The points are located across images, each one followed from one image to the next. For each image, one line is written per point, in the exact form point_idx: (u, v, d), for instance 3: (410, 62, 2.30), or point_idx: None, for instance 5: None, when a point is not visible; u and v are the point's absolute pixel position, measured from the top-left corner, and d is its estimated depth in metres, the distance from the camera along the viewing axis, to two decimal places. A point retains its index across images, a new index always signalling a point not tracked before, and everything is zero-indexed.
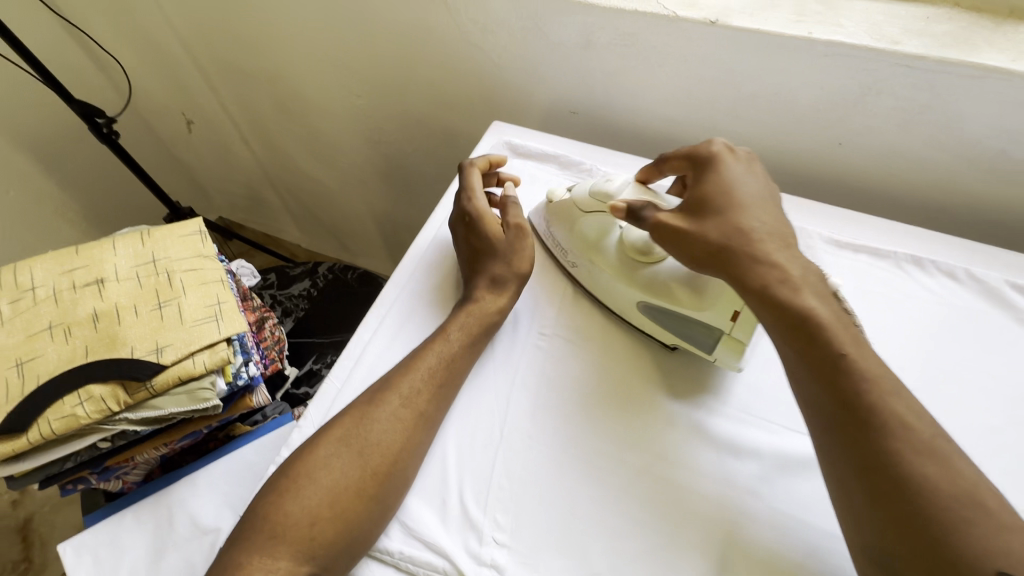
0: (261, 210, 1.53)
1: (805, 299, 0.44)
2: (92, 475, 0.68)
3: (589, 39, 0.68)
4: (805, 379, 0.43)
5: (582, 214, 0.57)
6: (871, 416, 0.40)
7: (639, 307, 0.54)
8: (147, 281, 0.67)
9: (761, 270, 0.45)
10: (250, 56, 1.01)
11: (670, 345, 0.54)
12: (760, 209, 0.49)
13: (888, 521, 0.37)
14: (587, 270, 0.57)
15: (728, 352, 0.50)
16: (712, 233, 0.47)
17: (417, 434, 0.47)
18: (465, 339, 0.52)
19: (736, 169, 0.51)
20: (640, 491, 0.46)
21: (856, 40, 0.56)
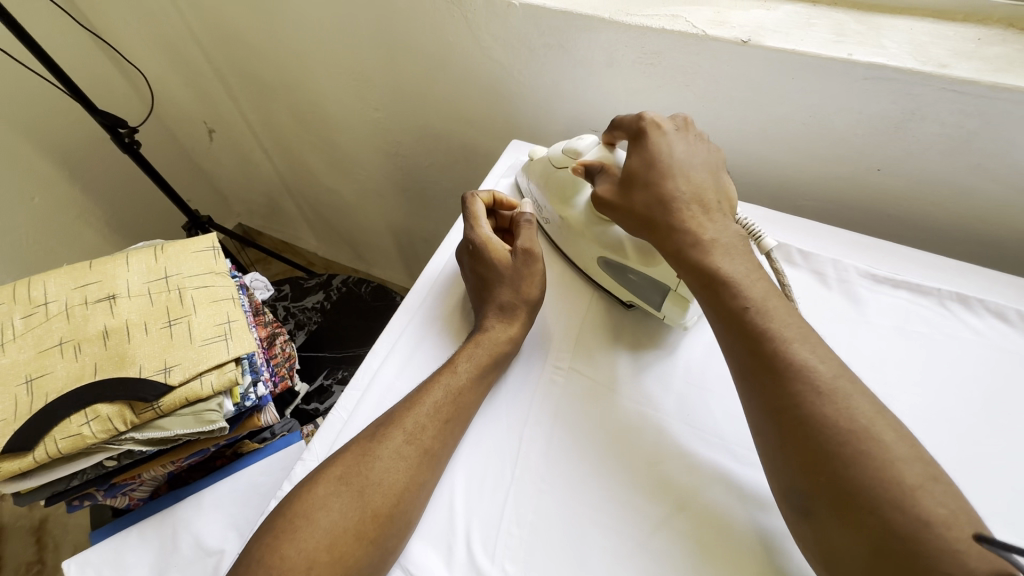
0: (279, 218, 1.54)
1: (715, 259, 0.45)
2: (98, 492, 0.67)
3: (612, 57, 0.66)
4: (737, 356, 0.42)
5: (553, 169, 0.60)
6: (791, 384, 0.39)
7: (601, 263, 0.57)
8: (158, 298, 0.66)
9: (680, 233, 0.47)
10: (270, 67, 1.01)
11: (625, 301, 0.57)
12: (686, 172, 0.50)
13: (822, 493, 0.36)
14: (560, 226, 0.60)
15: (675, 308, 0.52)
16: (638, 203, 0.49)
17: (421, 472, 0.45)
18: (474, 372, 0.50)
19: (666, 136, 0.52)
20: (660, 546, 0.43)
21: (900, 63, 0.53)
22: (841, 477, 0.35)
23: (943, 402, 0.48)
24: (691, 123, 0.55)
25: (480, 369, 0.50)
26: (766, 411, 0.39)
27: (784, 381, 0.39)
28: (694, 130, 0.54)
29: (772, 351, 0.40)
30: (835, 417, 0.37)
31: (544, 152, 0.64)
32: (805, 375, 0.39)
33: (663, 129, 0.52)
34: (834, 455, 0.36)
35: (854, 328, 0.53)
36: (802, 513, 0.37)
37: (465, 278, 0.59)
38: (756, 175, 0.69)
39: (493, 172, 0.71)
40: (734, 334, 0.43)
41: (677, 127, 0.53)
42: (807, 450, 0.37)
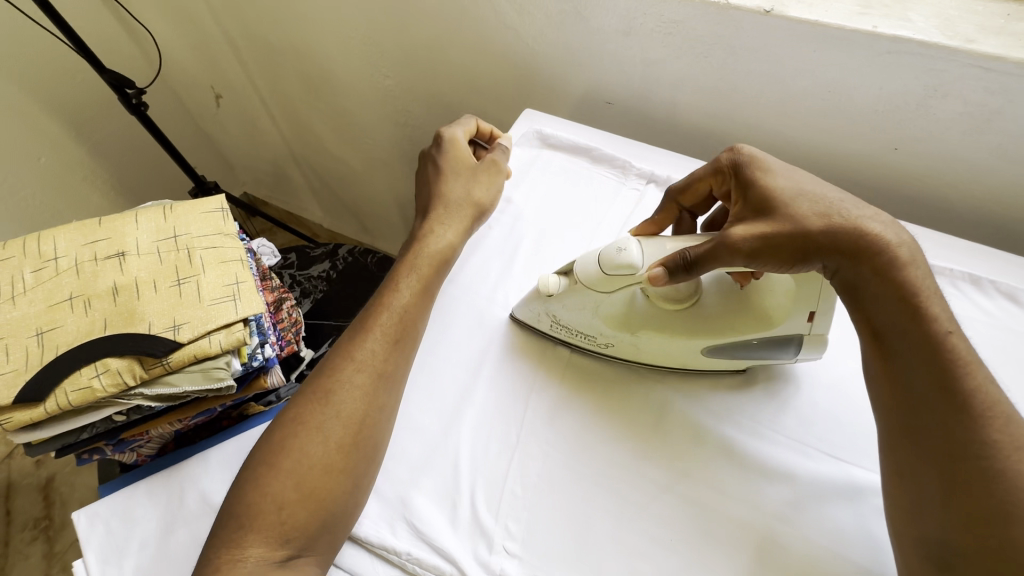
0: (286, 188, 1.53)
1: (912, 276, 0.40)
2: (107, 446, 0.68)
3: (632, 26, 0.65)
4: (913, 392, 0.38)
5: (598, 295, 0.47)
6: (984, 433, 0.36)
7: (704, 352, 0.48)
8: (167, 257, 0.66)
9: (874, 249, 0.41)
10: (280, 31, 0.99)
11: (742, 368, 0.51)
12: (830, 185, 0.46)
13: (981, 549, 0.33)
14: (631, 342, 0.49)
15: (810, 349, 0.48)
16: (814, 222, 0.42)
17: (376, 394, 0.46)
18: (415, 293, 0.51)
19: (779, 159, 0.48)
20: (662, 510, 0.44)
21: (926, 37, 0.52)
22: (1014, 542, 0.33)
23: None
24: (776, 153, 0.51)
25: (420, 288, 0.51)
26: (937, 455, 0.36)
27: (976, 426, 0.36)
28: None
29: (965, 390, 0.37)
30: None
31: (555, 279, 0.48)
32: (1001, 426, 0.36)
33: (767, 157, 0.48)
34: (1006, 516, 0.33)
35: None
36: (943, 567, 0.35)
37: (420, 187, 0.60)
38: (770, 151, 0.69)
39: None
40: (913, 367, 0.39)
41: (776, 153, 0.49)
42: (982, 505, 0.34)
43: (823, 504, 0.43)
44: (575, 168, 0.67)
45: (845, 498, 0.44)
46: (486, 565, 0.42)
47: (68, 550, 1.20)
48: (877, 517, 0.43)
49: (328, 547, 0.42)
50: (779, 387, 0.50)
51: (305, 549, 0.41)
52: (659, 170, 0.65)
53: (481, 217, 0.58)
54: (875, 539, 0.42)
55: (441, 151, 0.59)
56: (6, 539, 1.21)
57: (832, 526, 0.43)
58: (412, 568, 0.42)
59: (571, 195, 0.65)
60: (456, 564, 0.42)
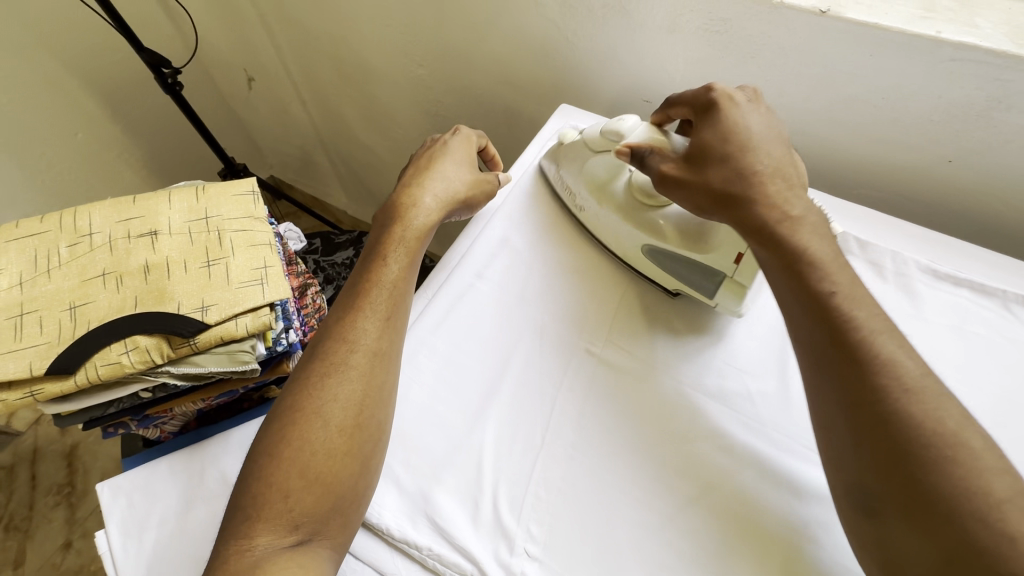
0: (312, 173, 1.54)
1: (802, 238, 0.42)
2: (132, 421, 0.69)
3: (676, 22, 0.63)
4: (820, 349, 0.39)
5: (592, 153, 0.57)
6: (873, 377, 0.37)
7: (643, 250, 0.54)
8: (198, 238, 0.67)
9: (762, 212, 0.43)
10: (316, 16, 0.99)
11: (672, 291, 0.54)
12: (765, 147, 0.46)
13: (893, 493, 0.34)
14: (595, 214, 0.57)
15: (729, 296, 0.50)
16: (717, 181, 0.45)
17: (374, 372, 0.45)
18: (404, 268, 0.50)
19: (741, 107, 0.47)
20: (688, 524, 0.43)
21: (994, 45, 0.49)
22: (921, 480, 0.34)
23: (996, 408, 0.46)
24: (761, 95, 0.51)
25: (407, 260, 0.51)
26: (845, 405, 0.37)
27: (866, 372, 0.37)
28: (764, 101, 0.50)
29: (855, 339, 0.38)
30: (921, 416, 0.35)
31: (575, 136, 0.61)
32: (890, 369, 0.37)
33: (736, 99, 0.48)
34: (922, 464, 0.34)
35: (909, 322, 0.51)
36: (866, 512, 0.36)
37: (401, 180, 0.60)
38: (814, 158, 0.66)
39: (540, 136, 0.69)
40: (810, 321, 0.40)
41: (749, 98, 0.49)
42: (883, 446, 0.35)
43: None
44: None
45: None
46: (507, 567, 0.41)
47: (89, 517, 1.23)
48: None
49: (341, 531, 0.41)
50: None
51: (316, 534, 0.40)
52: None
53: (465, 210, 0.58)
54: None
55: (441, 141, 0.60)
56: (30, 503, 1.24)
57: None
58: (433, 564, 0.42)
59: None
60: (478, 564, 0.41)
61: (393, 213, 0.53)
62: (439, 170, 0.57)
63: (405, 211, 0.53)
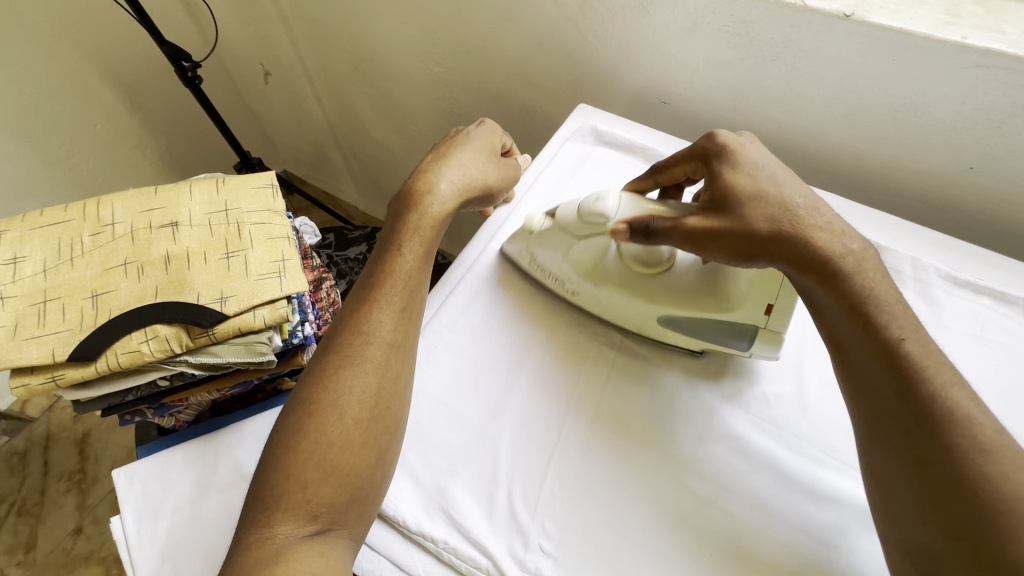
0: (325, 168, 1.55)
1: (863, 280, 0.39)
2: (148, 409, 0.70)
3: (697, 24, 0.63)
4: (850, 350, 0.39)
5: (573, 238, 0.51)
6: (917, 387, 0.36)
7: (659, 322, 0.50)
8: (217, 230, 0.67)
9: (818, 256, 0.41)
10: (334, 11, 1.00)
11: (697, 351, 0.51)
12: (791, 182, 0.44)
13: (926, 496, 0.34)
14: (594, 294, 0.52)
15: (767, 347, 0.48)
16: (763, 226, 0.42)
17: (390, 365, 0.45)
18: (419, 260, 0.50)
19: (749, 148, 0.46)
20: (702, 524, 0.43)
21: (1019, 51, 0.49)
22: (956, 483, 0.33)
23: (1013, 415, 0.46)
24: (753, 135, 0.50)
25: (422, 252, 0.51)
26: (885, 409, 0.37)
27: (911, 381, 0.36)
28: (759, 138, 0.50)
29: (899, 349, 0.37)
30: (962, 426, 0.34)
31: (542, 218, 0.53)
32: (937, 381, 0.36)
33: (742, 142, 0.46)
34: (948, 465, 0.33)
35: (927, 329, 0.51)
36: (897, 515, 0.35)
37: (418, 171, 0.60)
38: (832, 162, 0.66)
39: (558, 135, 0.68)
40: (849, 324, 0.39)
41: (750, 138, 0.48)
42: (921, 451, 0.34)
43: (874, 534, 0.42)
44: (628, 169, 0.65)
45: None
46: (522, 563, 0.42)
47: (100, 504, 1.25)
48: None
49: (359, 522, 0.42)
50: (834, 407, 0.48)
51: (335, 524, 0.40)
52: None
53: (485, 198, 0.58)
54: None
55: (463, 133, 0.60)
56: (42, 488, 1.26)
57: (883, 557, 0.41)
58: (448, 557, 0.43)
59: None
60: (493, 559, 0.42)
61: (409, 202, 0.53)
62: (457, 158, 0.56)
63: (422, 200, 0.53)
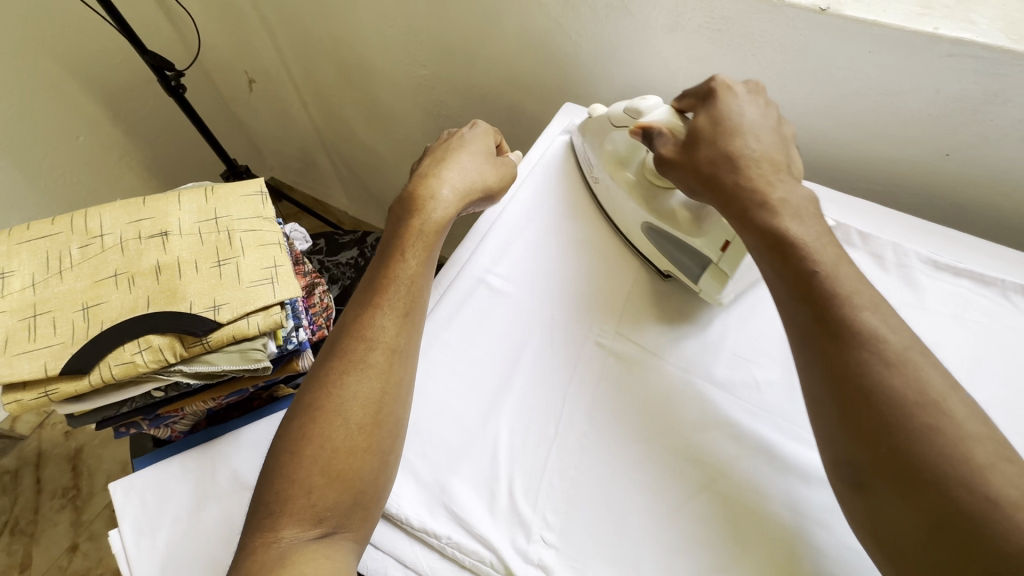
0: (313, 174, 1.54)
1: (785, 225, 0.43)
2: (144, 421, 0.70)
3: (678, 21, 0.64)
4: (798, 323, 0.41)
5: (612, 128, 0.58)
6: (853, 352, 0.37)
7: (642, 228, 0.57)
8: (207, 238, 0.67)
9: (743, 194, 0.46)
10: (317, 17, 1.00)
11: (663, 272, 0.56)
12: (757, 132, 0.49)
13: (880, 465, 0.35)
14: (607, 185, 0.60)
15: (713, 282, 0.52)
16: (707, 162, 0.48)
17: (393, 370, 0.46)
18: (421, 265, 0.51)
19: (738, 98, 0.51)
20: (701, 508, 0.44)
21: (990, 40, 0.50)
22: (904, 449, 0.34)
23: (997, 392, 0.47)
24: (763, 88, 0.54)
25: (425, 256, 0.52)
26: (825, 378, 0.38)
27: (847, 348, 0.37)
28: (766, 93, 0.53)
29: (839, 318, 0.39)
30: (903, 388, 0.35)
31: (603, 110, 0.61)
32: (872, 345, 0.37)
33: (737, 90, 0.51)
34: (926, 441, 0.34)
35: (911, 313, 0.52)
36: (856, 486, 0.36)
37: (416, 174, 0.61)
38: (813, 152, 0.68)
39: (547, 133, 0.68)
40: (796, 300, 0.41)
41: (750, 89, 0.52)
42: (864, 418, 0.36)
43: None
44: None
45: None
46: (525, 555, 0.42)
47: (95, 520, 1.24)
48: None
49: (363, 524, 0.42)
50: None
51: (340, 526, 0.41)
52: None
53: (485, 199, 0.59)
54: None
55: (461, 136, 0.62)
56: (36, 506, 1.25)
57: None
58: (452, 553, 0.43)
59: None
60: (497, 552, 0.42)
61: (412, 206, 0.54)
62: (456, 161, 0.58)
63: (424, 205, 0.54)
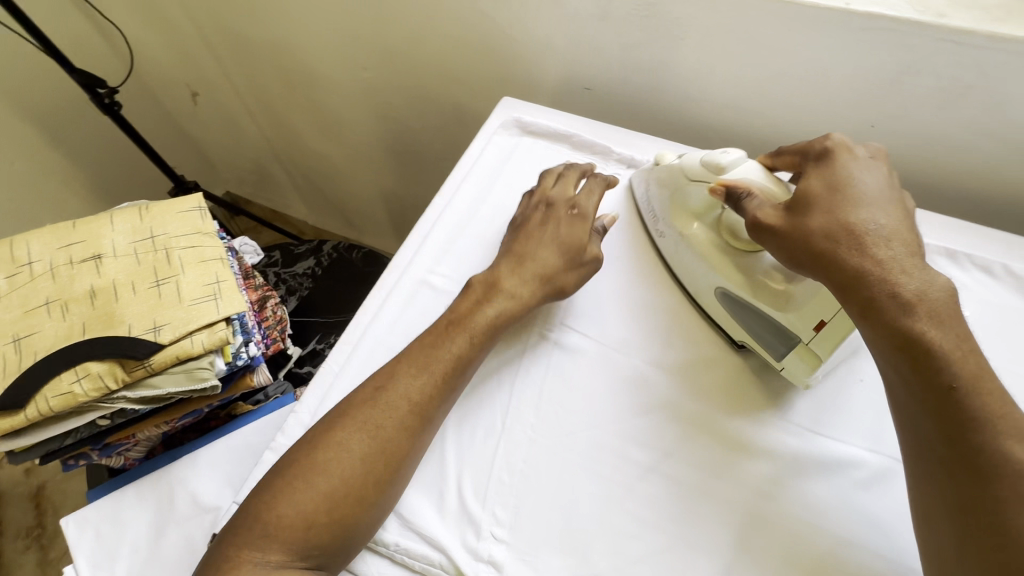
0: (269, 186, 1.51)
1: (918, 319, 0.37)
2: (93, 451, 0.68)
3: (607, 10, 0.64)
4: (919, 434, 0.37)
5: (687, 182, 0.53)
6: (990, 486, 0.33)
7: (714, 292, 0.51)
8: (145, 258, 0.65)
9: (868, 277, 0.39)
10: (254, 24, 0.98)
11: (738, 342, 0.51)
12: (879, 206, 0.43)
13: None
14: (675, 242, 0.54)
15: (800, 363, 0.46)
16: (816, 235, 0.42)
17: (422, 436, 0.44)
18: (483, 342, 0.48)
19: (855, 164, 0.46)
20: (648, 490, 0.44)
21: (897, 13, 0.52)
22: None
23: None
24: (885, 155, 0.48)
25: (486, 338, 0.48)
26: (950, 506, 0.35)
27: (983, 480, 0.34)
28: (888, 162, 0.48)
29: (972, 443, 0.35)
30: None
31: (672, 159, 0.57)
32: (1011, 480, 0.33)
33: (853, 156, 0.46)
34: None
35: None
36: None
37: (511, 229, 0.56)
38: (747, 132, 0.69)
39: (484, 130, 0.67)
40: (924, 413, 0.37)
41: (871, 155, 0.47)
42: (990, 555, 0.32)
43: (802, 480, 0.44)
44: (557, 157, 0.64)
45: (826, 473, 0.44)
46: (474, 552, 0.42)
47: (62, 558, 1.19)
48: (857, 489, 0.44)
49: (343, 559, 0.42)
50: (759, 363, 0.50)
51: (324, 562, 0.40)
52: (638, 155, 0.63)
53: (554, 294, 0.51)
54: (856, 509, 0.43)
55: (561, 215, 0.54)
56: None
57: (810, 499, 0.43)
58: (402, 559, 0.43)
59: None
60: (446, 553, 0.42)
61: (490, 280, 0.51)
62: (540, 244, 0.52)
63: (502, 278, 0.51)
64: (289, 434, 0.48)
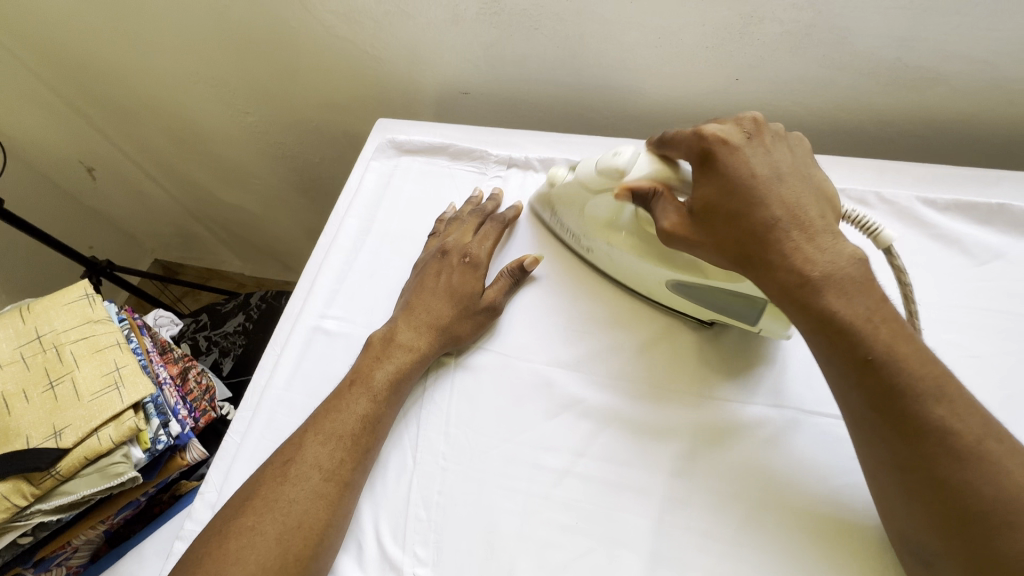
0: (195, 247, 1.46)
1: (830, 300, 0.38)
2: (27, 569, 0.63)
3: (456, 13, 0.63)
4: (850, 403, 0.37)
5: (590, 194, 0.52)
6: (925, 445, 0.34)
7: (668, 285, 0.50)
8: (34, 361, 0.62)
9: (779, 271, 0.39)
10: (126, 87, 0.94)
11: (708, 321, 0.50)
12: (777, 190, 0.42)
13: (949, 550, 0.33)
14: (606, 252, 0.53)
15: (776, 321, 0.46)
16: (728, 242, 0.42)
17: (342, 505, 0.42)
18: (390, 395, 0.47)
19: (742, 150, 0.43)
20: (567, 492, 0.43)
21: None
22: (981, 544, 0.32)
23: None
24: (762, 122, 0.46)
25: (391, 393, 0.47)
26: (892, 465, 0.35)
27: (915, 440, 0.34)
28: (767, 130, 0.46)
29: (899, 409, 0.35)
30: (980, 486, 0.32)
31: (565, 174, 0.56)
32: (940, 437, 0.33)
33: (732, 143, 0.44)
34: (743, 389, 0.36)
35: None
36: (924, 561, 0.35)
37: (412, 280, 0.55)
38: (627, 107, 0.69)
39: (362, 158, 0.67)
40: (850, 384, 0.37)
41: (748, 135, 0.45)
42: (941, 508, 0.33)
43: (716, 452, 0.44)
44: (436, 171, 0.64)
45: (738, 440, 0.44)
46: None
47: None
48: (768, 447, 0.44)
49: None
50: (653, 335, 0.51)
51: None
52: (517, 153, 0.64)
53: (450, 343, 0.50)
54: (771, 467, 0.43)
55: (454, 263, 0.53)
56: None
57: (725, 468, 0.43)
58: None
59: (435, 200, 0.62)
60: None
61: (389, 333, 0.50)
62: (432, 301, 0.51)
63: (398, 329, 0.50)
64: (197, 518, 0.47)
